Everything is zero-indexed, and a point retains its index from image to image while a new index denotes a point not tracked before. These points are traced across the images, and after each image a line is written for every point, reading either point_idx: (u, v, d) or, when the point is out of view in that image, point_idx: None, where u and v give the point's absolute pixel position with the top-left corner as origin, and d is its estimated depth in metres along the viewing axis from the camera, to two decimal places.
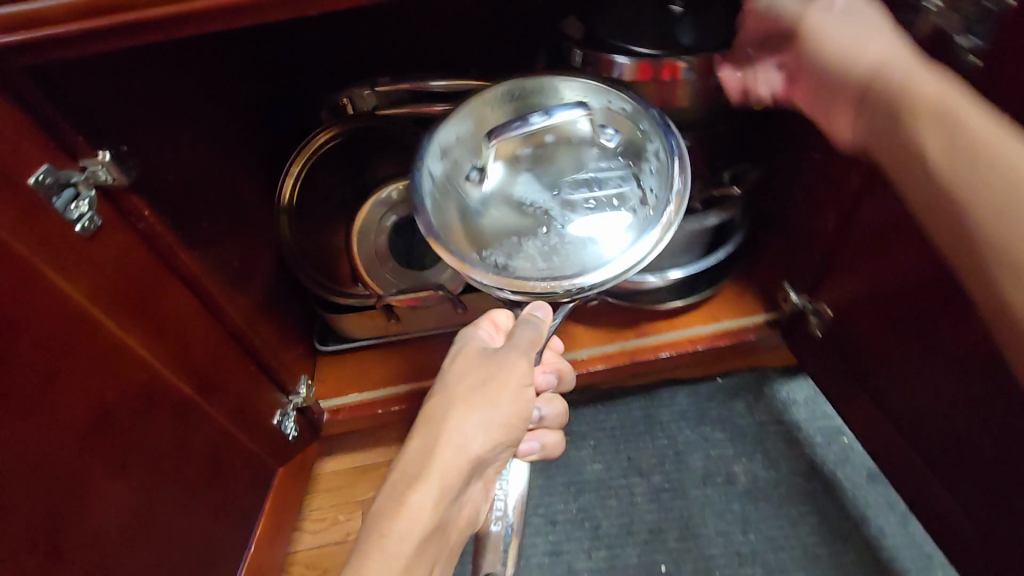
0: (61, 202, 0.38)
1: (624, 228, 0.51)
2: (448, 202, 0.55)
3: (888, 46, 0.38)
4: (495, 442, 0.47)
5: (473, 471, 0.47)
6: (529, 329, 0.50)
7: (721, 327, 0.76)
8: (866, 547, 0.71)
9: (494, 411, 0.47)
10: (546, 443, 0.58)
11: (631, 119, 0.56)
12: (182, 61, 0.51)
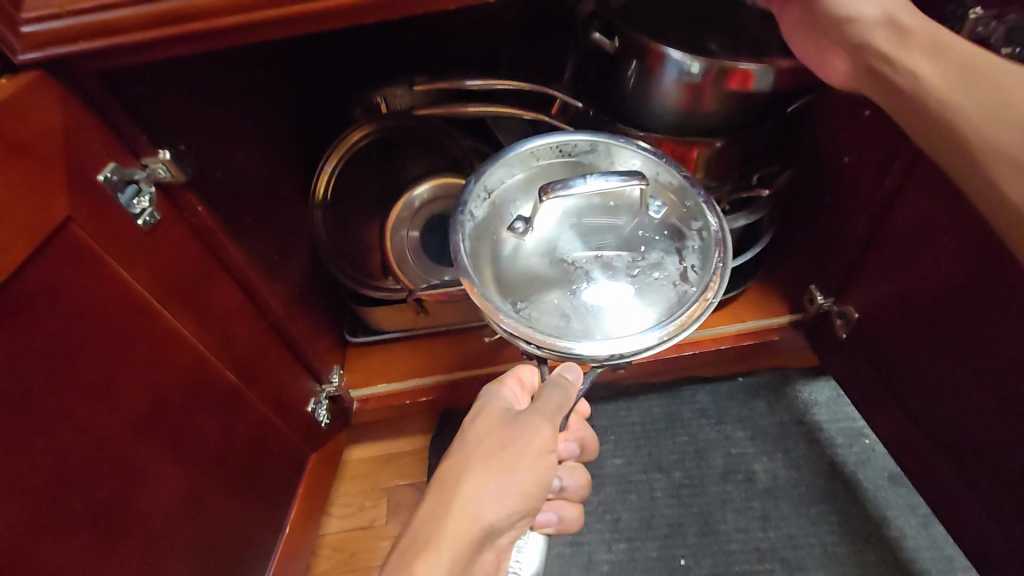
0: (126, 198, 0.41)
1: (662, 302, 0.48)
2: (485, 249, 0.52)
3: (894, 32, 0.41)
4: (509, 512, 0.42)
5: (482, 542, 0.41)
6: (561, 404, 0.45)
7: (745, 328, 0.78)
8: (885, 546, 0.71)
9: (511, 479, 0.41)
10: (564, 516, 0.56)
11: (679, 194, 0.54)
12: (232, 61, 0.54)
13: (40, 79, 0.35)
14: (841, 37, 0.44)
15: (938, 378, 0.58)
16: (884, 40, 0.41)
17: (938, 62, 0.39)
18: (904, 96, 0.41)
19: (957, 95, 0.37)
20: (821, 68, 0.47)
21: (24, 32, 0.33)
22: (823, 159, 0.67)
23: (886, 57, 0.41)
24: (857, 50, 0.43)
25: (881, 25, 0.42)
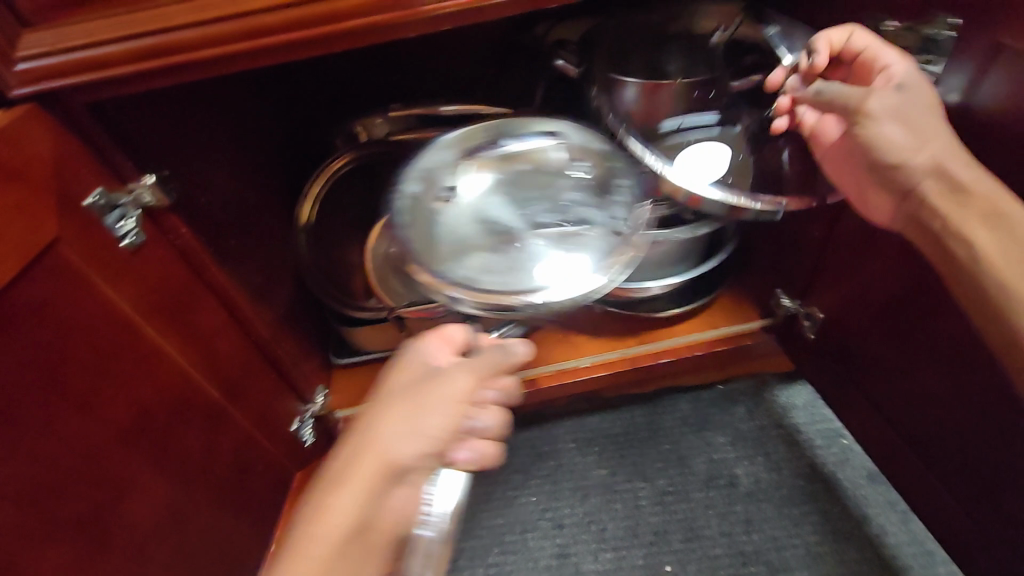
0: (111, 221, 0.43)
1: (599, 251, 0.50)
2: (417, 219, 0.52)
3: (944, 187, 0.44)
4: (420, 453, 0.40)
5: (389, 478, 0.40)
6: (490, 356, 0.44)
7: (719, 333, 0.80)
8: (867, 544, 0.72)
9: (423, 423, 0.41)
10: (482, 454, 0.44)
11: (601, 156, 0.57)
12: (215, 93, 0.57)
13: (35, 111, 0.38)
14: (887, 180, 0.47)
15: (902, 372, 0.61)
16: (938, 195, 0.45)
17: (993, 229, 0.43)
18: (952, 244, 0.45)
19: (1010, 271, 0.42)
20: (864, 201, 0.51)
21: (19, 69, 0.36)
22: None
23: (937, 209, 0.45)
24: (907, 197, 0.47)
25: (932, 175, 0.44)
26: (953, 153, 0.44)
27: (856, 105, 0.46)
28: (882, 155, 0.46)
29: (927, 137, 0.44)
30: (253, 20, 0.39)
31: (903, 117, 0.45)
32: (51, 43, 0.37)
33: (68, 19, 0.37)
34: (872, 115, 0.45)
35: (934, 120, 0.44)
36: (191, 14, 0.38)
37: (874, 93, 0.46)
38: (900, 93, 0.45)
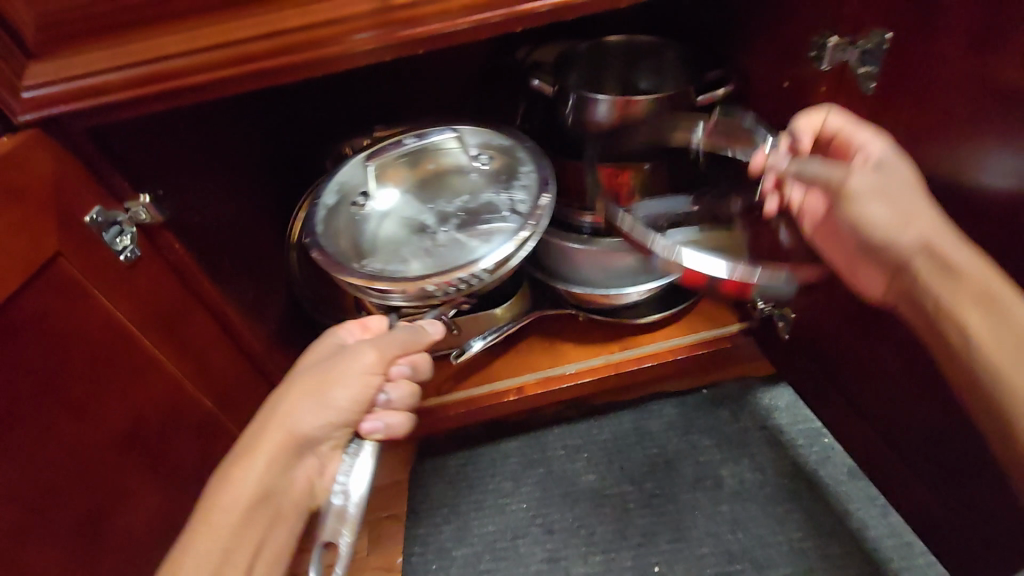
0: (108, 238, 0.45)
1: (496, 231, 0.57)
2: (338, 225, 0.60)
3: (932, 265, 0.45)
4: (325, 424, 0.46)
5: (302, 446, 0.46)
6: (394, 337, 0.48)
7: (699, 337, 0.83)
8: (850, 539, 0.73)
9: (324, 400, 0.45)
10: (389, 422, 0.48)
11: (503, 152, 0.64)
12: (207, 116, 0.60)
13: (36, 136, 0.40)
14: (880, 256, 0.49)
15: (875, 367, 0.63)
16: (929, 273, 0.46)
17: (979, 309, 0.43)
18: (945, 326, 0.45)
19: (1003, 356, 0.42)
20: (858, 275, 0.53)
21: (24, 96, 0.39)
22: None
23: (930, 289, 0.46)
24: (901, 275, 0.48)
25: (920, 253, 0.45)
26: (939, 232, 0.45)
27: (841, 184, 0.48)
28: (870, 231, 0.48)
29: (910, 217, 0.45)
30: (235, 50, 0.40)
31: (884, 198, 0.46)
32: (51, 72, 0.39)
33: (64, 50, 0.39)
34: (854, 198, 0.47)
35: (916, 200, 0.46)
36: (179, 44, 0.40)
37: (857, 171, 0.48)
38: (877, 173, 0.47)
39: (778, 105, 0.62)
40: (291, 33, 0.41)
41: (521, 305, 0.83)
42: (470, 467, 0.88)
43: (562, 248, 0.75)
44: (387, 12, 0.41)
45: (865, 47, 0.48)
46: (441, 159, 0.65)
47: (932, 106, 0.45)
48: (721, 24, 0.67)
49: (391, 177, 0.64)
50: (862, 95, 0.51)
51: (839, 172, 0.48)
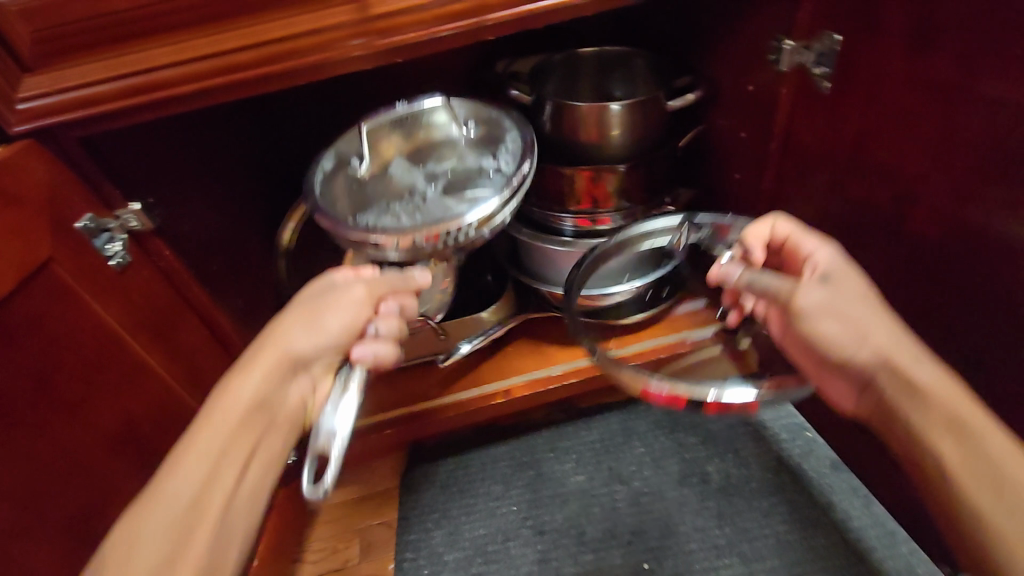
0: (98, 243, 0.47)
1: (485, 188, 0.59)
2: (334, 186, 0.62)
3: (893, 378, 0.46)
4: (317, 346, 0.47)
5: (295, 369, 0.47)
6: (383, 281, 0.51)
7: (683, 335, 0.84)
8: (835, 529, 0.75)
9: (317, 322, 0.47)
10: (376, 353, 0.49)
11: (491, 121, 0.67)
12: (197, 130, 0.62)
13: (31, 146, 0.42)
14: (840, 372, 0.49)
15: None
16: (892, 389, 0.46)
17: (944, 427, 0.44)
18: (918, 452, 0.45)
19: (972, 484, 0.42)
20: (828, 393, 0.52)
21: (19, 108, 0.41)
22: (719, 179, 0.76)
23: (896, 409, 0.46)
24: (867, 393, 0.48)
25: (879, 368, 0.46)
26: (894, 346, 0.46)
27: (796, 298, 0.49)
28: (826, 348, 0.48)
29: (867, 333, 0.47)
30: (222, 61, 0.43)
31: (835, 313, 0.48)
32: (45, 85, 0.41)
33: (59, 63, 0.41)
34: (808, 312, 0.49)
35: (866, 311, 0.47)
36: (169, 56, 0.42)
37: (808, 286, 0.49)
38: (827, 286, 0.49)
39: (744, 107, 0.65)
40: (275, 44, 0.43)
41: (506, 308, 0.86)
42: (461, 472, 0.89)
43: (545, 250, 0.77)
44: (365, 23, 0.43)
45: (820, 49, 0.52)
46: (430, 124, 0.66)
47: (880, 102, 0.48)
48: (689, 36, 0.71)
49: (380, 141, 0.65)
50: (819, 94, 0.54)
51: (789, 287, 0.50)
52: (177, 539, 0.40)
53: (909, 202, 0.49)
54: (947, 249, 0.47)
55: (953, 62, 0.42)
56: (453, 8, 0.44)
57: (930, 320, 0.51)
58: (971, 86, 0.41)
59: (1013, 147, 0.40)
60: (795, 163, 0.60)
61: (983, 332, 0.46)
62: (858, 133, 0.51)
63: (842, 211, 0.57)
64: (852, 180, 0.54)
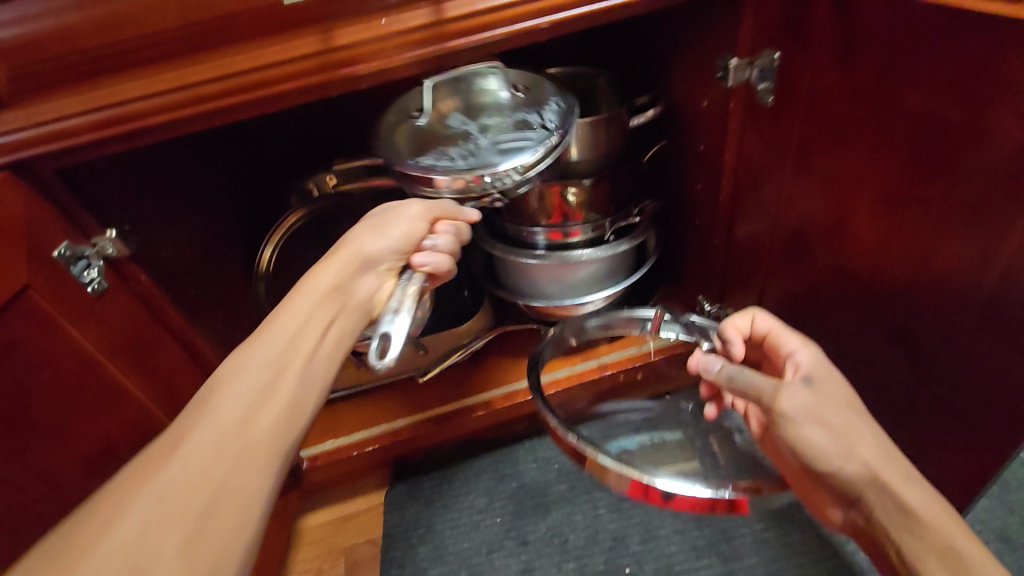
0: (76, 270, 0.48)
1: (532, 141, 0.60)
2: (394, 134, 0.65)
3: (880, 489, 0.48)
4: (386, 249, 0.55)
5: (366, 268, 0.54)
6: (437, 203, 0.58)
7: (659, 343, 0.85)
8: (810, 526, 0.77)
9: (386, 229, 0.55)
10: (434, 262, 0.57)
11: (540, 83, 0.68)
12: (173, 161, 0.64)
13: (7, 178, 0.43)
14: (828, 483, 0.51)
15: None
16: (881, 504, 0.49)
17: (925, 548, 0.46)
18: (905, 567, 0.48)
19: None
20: (816, 502, 0.55)
21: None
22: (683, 190, 0.79)
23: (884, 523, 0.49)
24: (853, 503, 0.51)
25: (866, 480, 0.49)
26: (878, 457, 0.49)
27: (782, 412, 0.51)
28: (816, 459, 0.50)
29: (853, 447, 0.49)
30: (193, 91, 0.44)
31: (822, 425, 0.50)
32: (21, 120, 0.43)
33: (34, 99, 0.43)
34: (790, 417, 0.51)
35: (849, 425, 0.50)
36: (142, 89, 0.44)
37: (795, 396, 0.51)
38: (811, 393, 0.52)
39: (701, 122, 0.68)
40: (245, 74, 0.45)
41: (482, 321, 0.88)
42: (444, 487, 0.90)
43: (520, 263, 0.79)
44: (329, 52, 0.45)
45: (761, 66, 0.55)
46: (483, 83, 0.68)
47: (819, 114, 0.51)
48: (648, 57, 0.75)
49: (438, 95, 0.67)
50: (766, 107, 0.57)
51: (772, 385, 0.52)
52: (270, 378, 0.46)
53: (852, 204, 0.52)
54: (886, 250, 0.50)
55: (877, 75, 0.45)
56: (413, 36, 0.46)
57: (876, 317, 0.54)
58: (895, 96, 0.44)
59: (936, 154, 0.43)
60: (751, 172, 0.64)
61: (924, 326, 0.49)
62: (803, 143, 0.54)
63: (793, 217, 0.60)
64: (802, 186, 0.57)
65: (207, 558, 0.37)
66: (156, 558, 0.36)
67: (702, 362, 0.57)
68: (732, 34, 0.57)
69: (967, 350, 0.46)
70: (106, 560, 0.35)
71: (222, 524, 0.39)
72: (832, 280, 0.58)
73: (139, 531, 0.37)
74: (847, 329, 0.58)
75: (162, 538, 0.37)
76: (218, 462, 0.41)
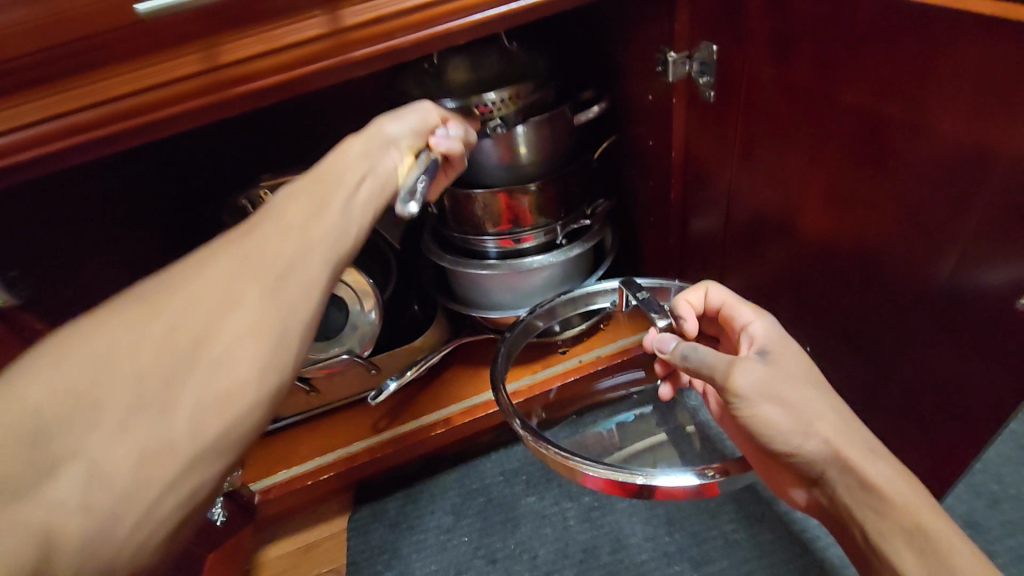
0: None
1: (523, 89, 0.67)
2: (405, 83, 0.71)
3: (847, 464, 0.43)
4: (406, 133, 0.51)
5: (387, 146, 0.50)
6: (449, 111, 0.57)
7: (616, 346, 0.83)
8: (778, 523, 0.76)
9: (409, 114, 0.52)
10: (451, 145, 0.54)
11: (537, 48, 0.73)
12: (53, 191, 0.57)
13: None
14: (788, 465, 0.45)
15: None
16: (846, 484, 0.43)
17: (890, 528, 0.42)
18: (874, 556, 0.43)
19: None
20: (777, 484, 0.49)
21: None
22: (634, 189, 0.76)
23: (846, 501, 0.44)
24: (815, 483, 0.45)
25: (827, 458, 0.43)
26: (842, 429, 0.44)
27: (731, 388, 0.44)
28: (769, 438, 0.44)
29: (810, 423, 0.43)
30: (61, 123, 0.39)
31: (775, 400, 0.44)
32: None
33: None
34: (746, 397, 0.44)
35: (805, 400, 0.44)
36: (3, 122, 0.38)
37: (749, 364, 0.45)
38: (767, 366, 0.46)
39: (647, 117, 0.65)
40: (123, 99, 0.39)
41: (438, 334, 0.84)
42: (410, 508, 0.86)
43: (471, 274, 0.75)
44: (216, 70, 0.40)
45: (701, 59, 0.53)
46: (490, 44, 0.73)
47: (759, 107, 0.49)
48: (591, 50, 0.71)
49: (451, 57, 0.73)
50: (708, 102, 0.55)
51: (727, 362, 0.45)
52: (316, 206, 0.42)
53: (799, 202, 0.49)
54: (834, 250, 0.48)
55: (814, 67, 0.42)
56: (307, 49, 0.42)
57: (827, 320, 0.52)
58: (836, 90, 0.41)
59: (881, 147, 0.40)
60: (699, 169, 0.61)
61: (875, 329, 0.47)
62: (746, 138, 0.52)
63: (743, 214, 0.57)
64: (749, 183, 0.54)
65: (275, 325, 0.36)
66: (230, 315, 0.35)
67: (657, 342, 0.52)
68: (671, 26, 0.54)
69: (921, 354, 0.44)
70: (186, 306, 0.34)
71: (290, 301, 0.37)
72: (785, 280, 0.55)
73: (197, 308, 0.34)
74: (804, 331, 0.56)
75: (234, 301, 0.35)
76: (266, 264, 0.37)
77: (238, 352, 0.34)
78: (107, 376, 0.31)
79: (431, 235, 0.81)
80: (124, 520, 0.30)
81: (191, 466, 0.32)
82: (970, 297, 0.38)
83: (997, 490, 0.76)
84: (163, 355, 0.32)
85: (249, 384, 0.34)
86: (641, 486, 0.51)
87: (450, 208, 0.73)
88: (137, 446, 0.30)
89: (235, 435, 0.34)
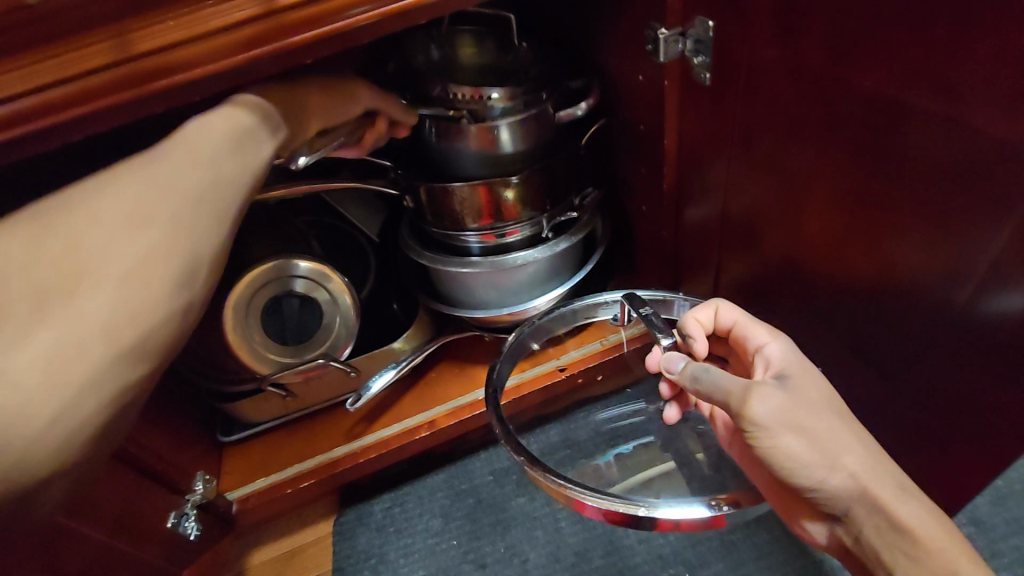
0: None
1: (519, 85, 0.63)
2: (405, 60, 0.66)
3: (872, 496, 0.42)
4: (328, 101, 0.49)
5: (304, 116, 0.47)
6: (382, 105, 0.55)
7: (609, 341, 0.78)
8: (777, 523, 0.73)
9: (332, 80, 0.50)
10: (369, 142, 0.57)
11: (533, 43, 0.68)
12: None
13: None
14: (808, 500, 0.44)
15: None
16: (868, 517, 0.42)
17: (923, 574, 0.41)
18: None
19: None
20: (791, 517, 0.48)
21: None
22: (625, 176, 0.71)
23: (869, 536, 0.43)
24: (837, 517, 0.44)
25: (851, 492, 0.42)
26: (866, 460, 0.42)
27: (753, 417, 0.41)
28: (794, 472, 0.42)
29: (837, 457, 0.42)
30: None
31: (800, 432, 0.42)
32: None
33: None
34: (767, 427, 0.41)
35: (827, 432, 0.42)
36: None
37: (769, 389, 0.43)
38: (786, 393, 0.43)
39: (637, 100, 0.59)
40: (36, 94, 0.34)
41: (421, 334, 0.80)
42: (396, 511, 0.83)
43: (452, 271, 0.71)
44: (142, 59, 0.35)
45: (696, 36, 0.47)
46: (493, 37, 0.68)
47: (759, 92, 0.44)
48: (578, 26, 0.65)
49: (458, 40, 0.68)
50: (704, 84, 0.49)
51: (743, 387, 0.42)
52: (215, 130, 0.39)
53: (804, 200, 0.45)
54: (845, 266, 0.44)
55: (825, 47, 0.37)
56: (242, 33, 0.36)
57: (836, 325, 0.47)
58: (849, 73, 0.36)
59: (899, 142, 0.35)
60: (694, 158, 0.56)
61: (886, 338, 0.43)
62: (744, 125, 0.47)
63: (741, 207, 0.52)
64: (749, 174, 0.49)
65: (180, 244, 0.34)
66: (129, 228, 0.33)
67: (663, 361, 0.48)
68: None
69: (939, 369, 0.40)
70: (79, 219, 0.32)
71: (202, 216, 0.36)
72: (787, 279, 0.51)
73: (91, 219, 0.32)
74: (807, 333, 0.51)
75: (145, 211, 0.34)
76: (163, 182, 0.35)
77: (156, 257, 0.33)
78: (25, 271, 0.30)
79: (408, 230, 0.76)
80: (38, 417, 0.29)
81: (105, 369, 0.31)
82: (992, 308, 0.34)
83: (1004, 485, 0.73)
84: (53, 265, 0.31)
85: (151, 297, 0.33)
86: (641, 519, 0.48)
87: (427, 201, 0.68)
88: (37, 349, 0.29)
89: (141, 346, 0.33)
